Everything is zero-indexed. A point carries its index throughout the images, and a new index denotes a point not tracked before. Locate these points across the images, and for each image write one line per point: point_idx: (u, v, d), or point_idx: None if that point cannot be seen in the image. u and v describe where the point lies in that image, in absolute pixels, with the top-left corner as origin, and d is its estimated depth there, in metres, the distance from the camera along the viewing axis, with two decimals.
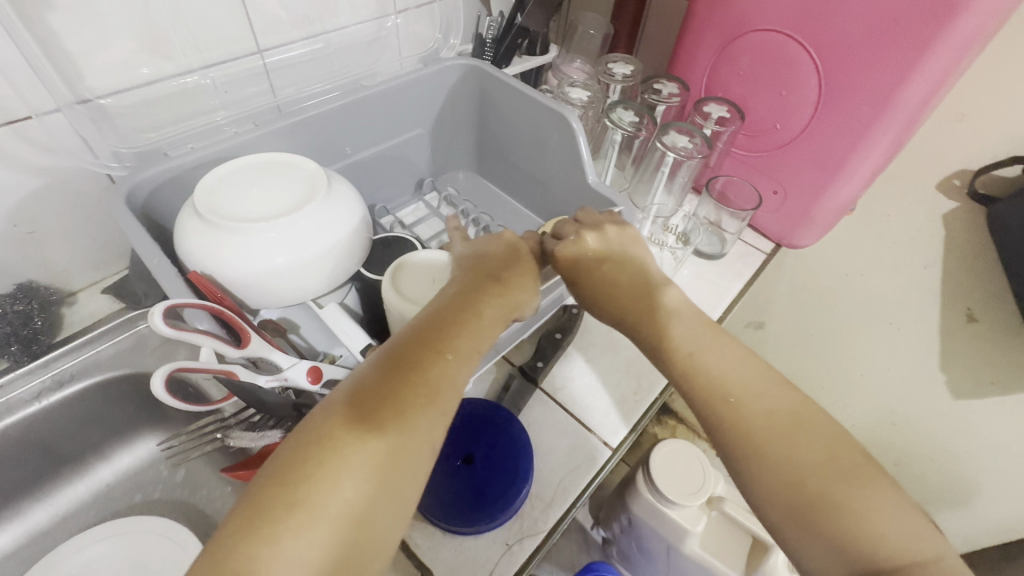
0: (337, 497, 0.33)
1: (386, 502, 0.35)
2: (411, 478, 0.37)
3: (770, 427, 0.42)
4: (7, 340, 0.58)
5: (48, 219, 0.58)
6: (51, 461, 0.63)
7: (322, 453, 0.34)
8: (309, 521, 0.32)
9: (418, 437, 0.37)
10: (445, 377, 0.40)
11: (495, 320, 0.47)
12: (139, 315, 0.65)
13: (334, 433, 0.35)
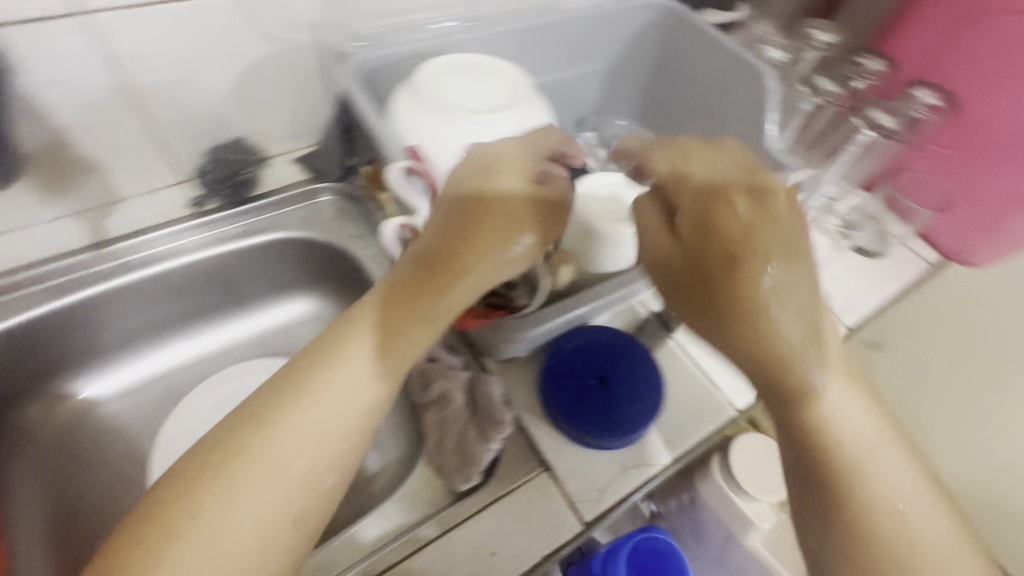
0: (291, 447, 0.36)
1: (335, 445, 0.38)
2: (356, 427, 0.39)
3: (830, 454, 0.39)
4: (222, 182, 0.68)
5: (268, 83, 0.65)
6: (228, 298, 0.72)
7: (291, 408, 0.37)
8: (265, 461, 0.36)
9: (319, 386, 0.38)
10: (362, 315, 0.41)
11: (455, 293, 0.41)
12: (320, 188, 0.71)
13: (308, 387, 0.38)
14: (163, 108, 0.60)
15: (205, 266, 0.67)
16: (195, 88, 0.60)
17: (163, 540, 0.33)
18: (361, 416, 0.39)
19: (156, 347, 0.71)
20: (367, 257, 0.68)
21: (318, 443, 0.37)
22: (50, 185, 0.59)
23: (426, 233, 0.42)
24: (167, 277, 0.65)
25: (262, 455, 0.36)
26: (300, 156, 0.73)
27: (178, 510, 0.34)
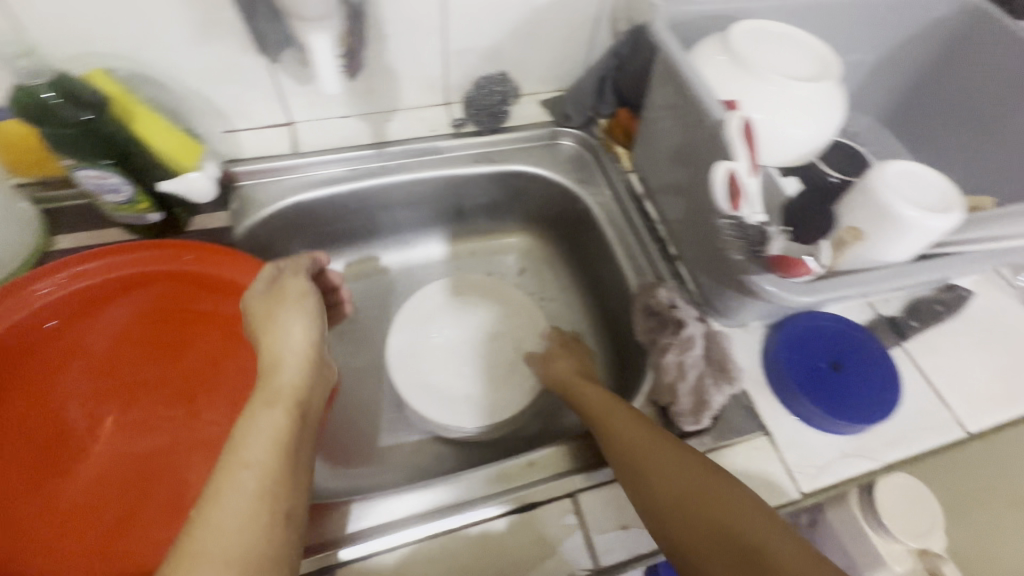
0: (247, 498, 0.36)
1: (284, 500, 0.37)
2: (290, 459, 0.39)
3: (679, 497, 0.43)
4: (483, 109, 0.74)
5: (548, 23, 0.69)
6: (456, 216, 0.79)
7: (232, 482, 0.36)
8: (223, 517, 0.34)
9: (257, 450, 0.38)
10: (275, 398, 0.42)
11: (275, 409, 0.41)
12: (562, 132, 0.76)
13: (238, 441, 0.38)
14: (461, 32, 0.66)
15: (452, 182, 0.74)
16: (492, 17, 0.66)
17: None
18: (289, 456, 0.39)
19: (385, 245, 0.79)
20: (595, 203, 0.72)
21: (263, 492, 0.36)
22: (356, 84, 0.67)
23: (300, 323, 0.48)
24: (420, 185, 0.73)
25: (215, 516, 0.34)
26: (547, 99, 0.78)
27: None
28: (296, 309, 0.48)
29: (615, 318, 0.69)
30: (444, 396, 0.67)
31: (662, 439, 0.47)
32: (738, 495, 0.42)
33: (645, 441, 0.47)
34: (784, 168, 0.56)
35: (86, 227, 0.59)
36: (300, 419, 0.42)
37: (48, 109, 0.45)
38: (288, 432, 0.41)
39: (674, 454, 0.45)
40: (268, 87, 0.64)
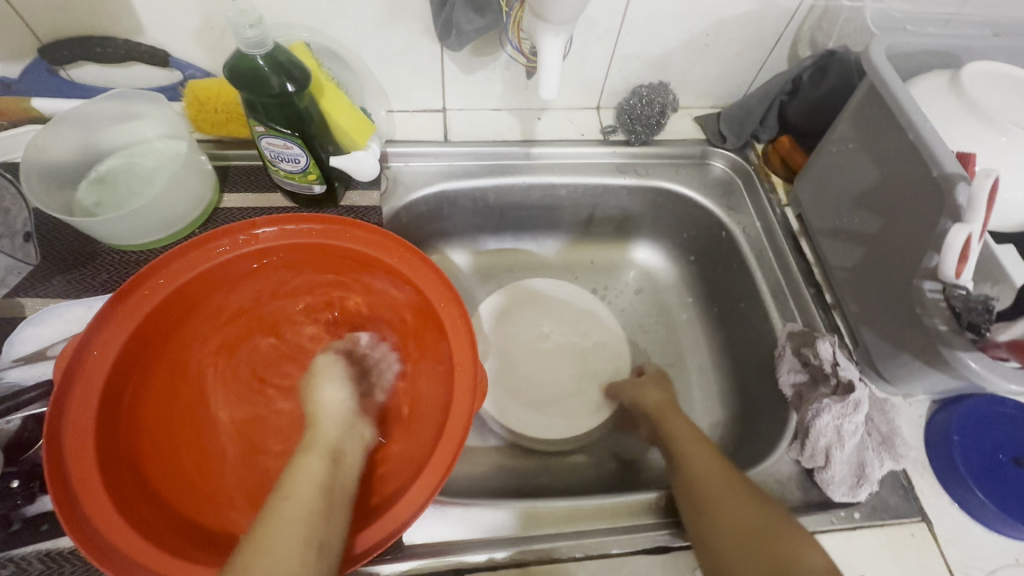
0: (290, 527, 0.34)
1: (328, 532, 0.35)
2: (335, 502, 0.37)
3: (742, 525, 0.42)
4: (635, 121, 0.69)
5: (725, 37, 0.65)
6: (586, 223, 0.76)
7: (276, 510, 0.35)
8: (264, 546, 0.33)
9: (302, 487, 0.37)
10: (314, 445, 0.42)
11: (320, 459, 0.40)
12: (715, 152, 0.72)
13: (284, 481, 0.38)
14: (635, 38, 0.63)
15: (592, 189, 0.71)
16: (670, 26, 0.63)
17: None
18: (332, 500, 0.37)
19: (509, 244, 0.77)
20: (743, 233, 0.67)
21: (307, 517, 0.35)
22: (516, 79, 0.66)
23: (331, 389, 0.48)
24: (560, 189, 0.71)
25: (256, 545, 0.33)
26: (701, 115, 0.74)
27: None
28: (331, 374, 0.50)
29: (749, 358, 0.65)
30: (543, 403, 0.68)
31: (720, 475, 0.46)
32: (773, 531, 0.41)
33: (705, 471, 0.47)
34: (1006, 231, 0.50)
35: (251, 190, 0.61)
36: (340, 463, 0.41)
37: (260, 74, 0.47)
38: (331, 479, 0.39)
39: (730, 491, 0.44)
40: (437, 72, 0.64)
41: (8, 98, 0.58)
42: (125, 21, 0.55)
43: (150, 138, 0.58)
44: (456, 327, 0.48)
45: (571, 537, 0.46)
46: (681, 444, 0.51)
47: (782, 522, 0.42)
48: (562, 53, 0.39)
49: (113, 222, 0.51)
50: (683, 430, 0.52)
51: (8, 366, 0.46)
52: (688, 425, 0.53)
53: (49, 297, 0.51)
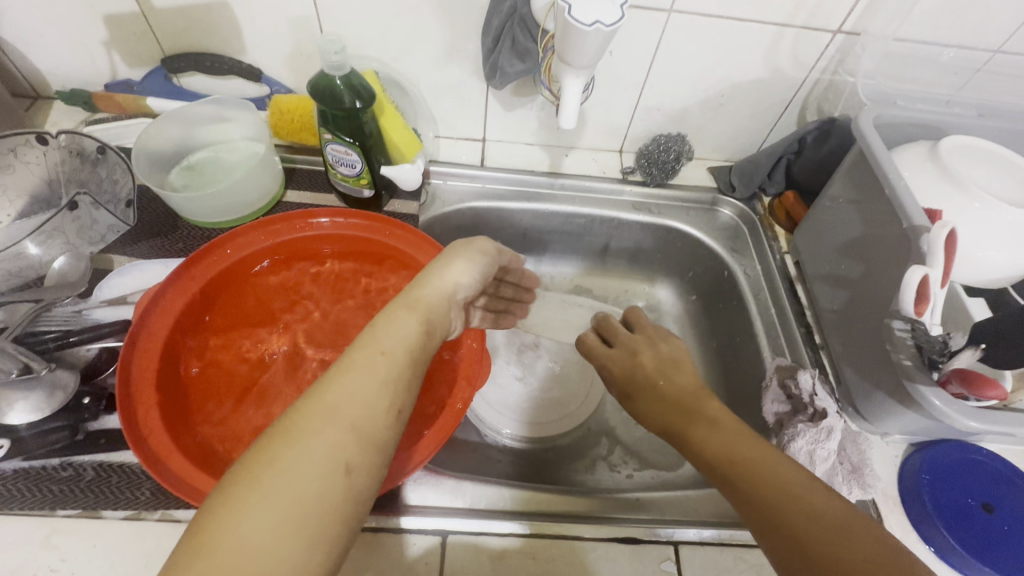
0: (376, 388, 0.35)
1: (405, 397, 0.36)
2: (415, 368, 0.38)
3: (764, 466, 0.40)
4: (652, 165, 0.76)
5: (738, 99, 0.73)
6: (600, 252, 0.84)
7: (368, 358, 0.36)
8: (346, 387, 0.34)
9: (394, 339, 0.38)
10: (415, 304, 0.41)
11: (407, 321, 0.40)
12: (723, 201, 0.79)
13: (373, 333, 0.38)
14: (657, 93, 0.72)
15: (608, 221, 0.79)
16: (688, 85, 0.71)
17: (244, 481, 0.30)
18: (414, 365, 0.38)
19: (528, 264, 0.85)
20: (743, 274, 0.73)
21: (390, 380, 0.36)
22: (550, 119, 0.76)
23: (462, 265, 0.46)
24: (579, 218, 0.79)
25: (337, 383, 0.34)
26: (714, 166, 0.82)
27: (279, 441, 0.31)
28: (467, 255, 0.48)
29: (741, 389, 0.69)
30: (517, 387, 0.71)
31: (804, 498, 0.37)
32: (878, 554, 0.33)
33: (775, 484, 0.38)
34: (982, 286, 0.54)
35: (312, 189, 0.71)
36: (431, 335, 0.41)
37: (336, 92, 0.58)
38: (419, 341, 0.39)
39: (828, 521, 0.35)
40: (481, 106, 0.74)
41: (130, 96, 0.70)
42: (234, 43, 0.67)
43: (235, 139, 0.70)
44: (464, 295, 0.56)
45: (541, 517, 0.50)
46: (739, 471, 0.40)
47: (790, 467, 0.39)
48: (582, 92, 0.45)
49: (196, 199, 0.61)
50: (735, 448, 0.42)
51: (96, 306, 0.55)
52: (734, 426, 0.43)
53: (136, 257, 0.61)
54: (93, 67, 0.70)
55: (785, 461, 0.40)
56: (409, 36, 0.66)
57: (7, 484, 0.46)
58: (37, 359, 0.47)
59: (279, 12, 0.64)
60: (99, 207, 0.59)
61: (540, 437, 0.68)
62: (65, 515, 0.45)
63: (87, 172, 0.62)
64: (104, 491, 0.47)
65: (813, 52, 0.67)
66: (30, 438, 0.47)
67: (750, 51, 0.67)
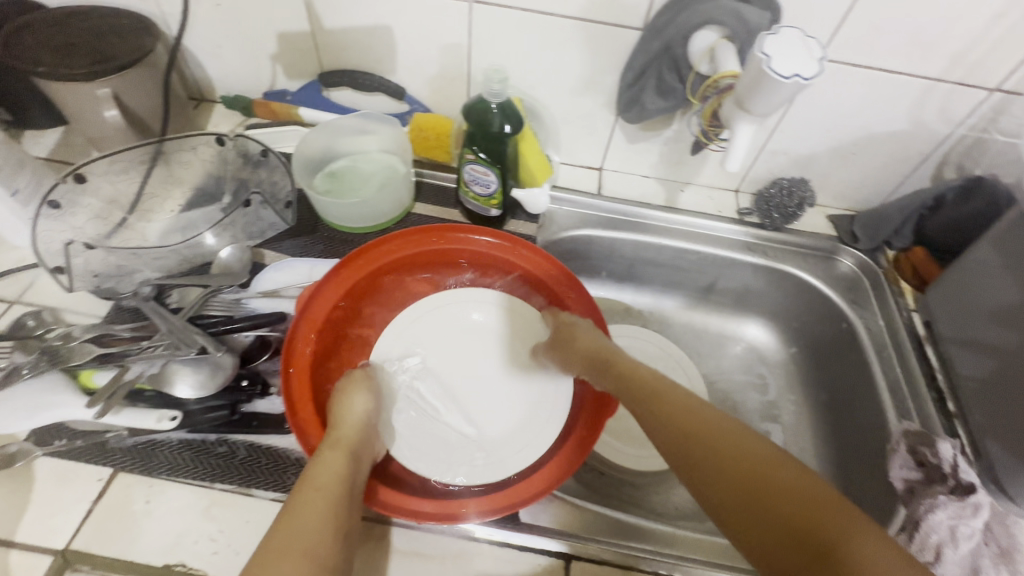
0: (314, 515, 0.38)
1: (346, 523, 0.40)
2: (349, 497, 0.42)
3: (751, 456, 0.39)
4: (770, 210, 0.76)
5: (872, 149, 0.71)
6: (706, 291, 0.83)
7: (303, 498, 0.39)
8: (292, 518, 0.38)
9: (325, 478, 0.41)
10: (338, 443, 0.45)
11: (333, 460, 0.43)
12: (844, 250, 0.76)
13: (305, 475, 0.42)
14: (787, 137, 0.72)
15: (720, 261, 0.78)
16: (821, 132, 0.70)
17: None
18: (347, 496, 0.41)
19: (630, 293, 0.85)
20: (865, 328, 0.70)
21: (328, 510, 0.39)
22: (671, 154, 0.77)
23: (361, 397, 0.51)
24: (690, 254, 0.78)
25: (280, 524, 0.37)
26: (834, 214, 0.80)
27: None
28: (364, 385, 0.52)
29: (858, 449, 0.66)
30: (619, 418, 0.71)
31: (796, 487, 0.36)
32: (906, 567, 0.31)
33: (757, 466, 0.38)
34: None
35: (439, 203, 0.75)
36: (357, 464, 0.45)
37: (488, 116, 0.61)
38: (347, 474, 0.43)
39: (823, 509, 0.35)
40: (606, 137, 0.76)
41: (284, 104, 0.76)
42: (386, 63, 0.72)
43: (371, 151, 0.72)
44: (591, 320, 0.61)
45: (637, 549, 0.50)
46: (731, 472, 0.39)
47: (776, 452, 0.39)
48: (753, 139, 0.46)
49: (339, 205, 0.65)
50: (735, 452, 0.40)
51: (253, 296, 0.59)
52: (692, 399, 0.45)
53: (285, 254, 0.65)
54: (256, 77, 0.77)
55: (815, 480, 0.37)
56: (550, 67, 0.68)
57: (173, 453, 0.50)
58: (214, 344, 0.52)
59: (434, 38, 0.68)
60: (267, 206, 0.65)
61: (642, 471, 0.67)
62: (221, 489, 0.49)
63: (248, 171, 0.68)
64: (254, 471, 0.50)
65: (964, 107, 0.65)
66: (197, 412, 0.51)
67: (896, 103, 0.65)
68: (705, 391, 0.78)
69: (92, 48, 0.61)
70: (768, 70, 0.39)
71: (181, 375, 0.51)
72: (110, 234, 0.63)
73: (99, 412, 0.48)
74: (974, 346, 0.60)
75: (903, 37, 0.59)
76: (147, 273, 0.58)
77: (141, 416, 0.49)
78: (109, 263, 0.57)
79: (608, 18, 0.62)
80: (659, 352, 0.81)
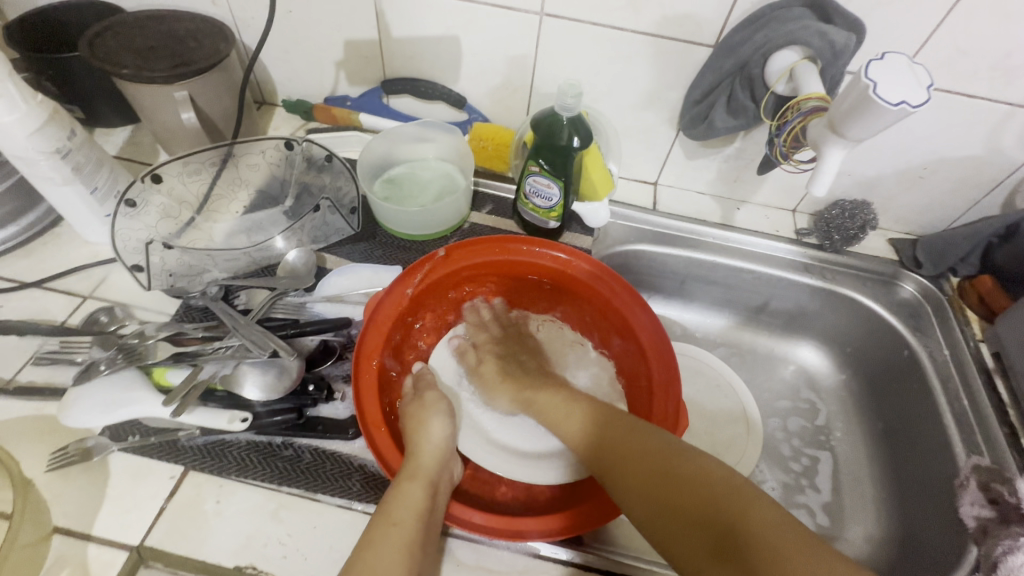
0: (396, 548, 0.41)
1: (422, 559, 0.42)
2: (427, 531, 0.43)
3: (660, 457, 0.45)
4: (831, 232, 0.74)
5: (941, 174, 0.70)
6: (758, 311, 0.82)
7: (383, 534, 0.42)
8: (372, 558, 0.41)
9: (404, 513, 0.43)
10: (416, 473, 0.46)
11: (413, 490, 0.45)
12: (906, 276, 0.74)
13: (384, 508, 0.44)
14: (852, 159, 0.71)
15: (775, 282, 0.77)
16: (889, 155, 0.69)
17: None
18: (424, 531, 0.43)
19: (679, 310, 0.84)
20: (929, 357, 0.68)
21: (408, 544, 0.42)
22: (730, 172, 0.76)
23: (438, 421, 0.52)
24: (746, 273, 0.77)
25: (361, 562, 0.41)
26: (895, 238, 0.78)
27: None
28: (434, 408, 0.54)
29: (921, 483, 0.64)
30: None
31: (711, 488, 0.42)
32: (794, 529, 0.37)
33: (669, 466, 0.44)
34: None
35: (495, 212, 0.75)
36: (437, 494, 0.46)
37: (557, 129, 0.61)
38: (426, 508, 0.44)
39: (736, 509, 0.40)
40: (664, 152, 0.75)
41: (345, 110, 0.77)
42: (449, 73, 0.73)
43: (428, 157, 0.72)
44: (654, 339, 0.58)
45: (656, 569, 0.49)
46: (645, 480, 0.44)
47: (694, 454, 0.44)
48: (842, 164, 0.49)
49: (401, 211, 0.65)
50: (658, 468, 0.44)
51: (318, 300, 0.60)
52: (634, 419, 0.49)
53: (347, 259, 0.66)
54: (319, 82, 0.78)
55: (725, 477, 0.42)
56: (615, 81, 0.68)
57: (241, 454, 0.50)
58: (285, 347, 0.52)
59: (501, 49, 0.68)
60: (335, 212, 0.66)
61: None
62: (288, 492, 0.49)
63: (312, 175, 0.69)
64: (320, 476, 0.50)
65: None
66: (264, 415, 0.51)
67: (971, 128, 0.64)
68: (756, 412, 0.76)
69: (172, 52, 0.63)
70: (874, 94, 0.42)
71: (250, 375, 0.52)
72: (179, 233, 0.64)
73: (175, 411, 0.48)
74: None
75: (987, 62, 0.57)
76: (215, 274, 0.59)
77: (213, 417, 0.50)
78: (183, 262, 0.59)
79: (680, 35, 0.61)
80: (712, 370, 0.79)
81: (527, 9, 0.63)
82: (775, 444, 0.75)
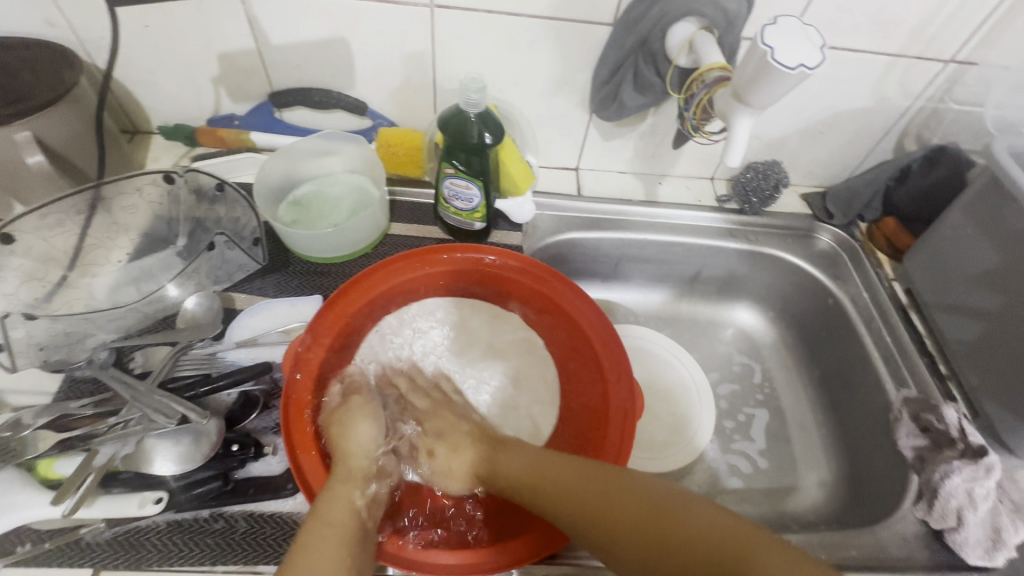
0: (336, 544, 0.39)
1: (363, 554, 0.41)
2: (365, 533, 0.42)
3: (569, 475, 0.44)
4: (749, 196, 0.75)
5: (839, 127, 0.73)
6: (691, 282, 0.83)
7: (318, 536, 0.40)
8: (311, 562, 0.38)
9: (339, 512, 0.42)
10: (351, 475, 0.46)
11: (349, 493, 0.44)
12: (822, 227, 0.77)
13: (318, 511, 0.42)
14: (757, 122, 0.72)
15: (703, 252, 0.78)
16: (791, 115, 0.71)
17: None
18: (363, 531, 0.42)
19: (617, 291, 0.84)
20: (852, 302, 0.72)
21: (346, 542, 0.40)
22: (647, 148, 0.76)
23: (366, 424, 0.51)
24: (676, 246, 0.77)
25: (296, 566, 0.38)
26: (806, 192, 0.81)
27: None
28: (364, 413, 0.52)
29: (860, 422, 0.68)
30: None
31: (638, 499, 0.41)
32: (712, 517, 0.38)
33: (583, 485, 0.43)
34: None
35: (416, 220, 0.70)
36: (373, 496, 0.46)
37: (466, 126, 0.58)
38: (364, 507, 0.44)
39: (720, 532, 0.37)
40: (580, 135, 0.74)
41: (233, 130, 0.70)
42: (343, 78, 0.67)
43: (336, 172, 0.66)
44: (592, 319, 0.57)
45: None
46: (579, 486, 0.43)
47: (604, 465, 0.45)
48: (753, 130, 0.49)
49: (310, 236, 0.59)
50: (568, 481, 0.44)
51: (230, 347, 0.54)
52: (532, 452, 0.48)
53: (259, 296, 0.60)
54: (197, 102, 0.70)
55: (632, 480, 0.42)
56: (522, 68, 0.65)
57: (163, 539, 0.44)
58: (196, 411, 0.45)
59: (395, 47, 0.63)
60: (233, 246, 0.59)
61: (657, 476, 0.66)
62: (225, 570, 0.44)
63: (203, 208, 0.61)
64: (257, 544, 0.45)
65: (922, 80, 0.66)
66: (181, 490, 0.45)
67: (859, 81, 0.67)
68: (704, 379, 0.77)
69: (4, 88, 0.54)
70: (772, 60, 0.43)
71: (160, 448, 0.45)
72: (49, 297, 0.55)
73: (70, 508, 0.41)
74: (955, 312, 0.63)
75: (865, 17, 0.60)
76: (103, 337, 0.52)
77: (119, 504, 0.43)
78: (56, 331, 0.51)
79: (579, 16, 0.59)
80: (657, 346, 0.79)
81: (416, 2, 0.59)
82: (725, 409, 0.77)
